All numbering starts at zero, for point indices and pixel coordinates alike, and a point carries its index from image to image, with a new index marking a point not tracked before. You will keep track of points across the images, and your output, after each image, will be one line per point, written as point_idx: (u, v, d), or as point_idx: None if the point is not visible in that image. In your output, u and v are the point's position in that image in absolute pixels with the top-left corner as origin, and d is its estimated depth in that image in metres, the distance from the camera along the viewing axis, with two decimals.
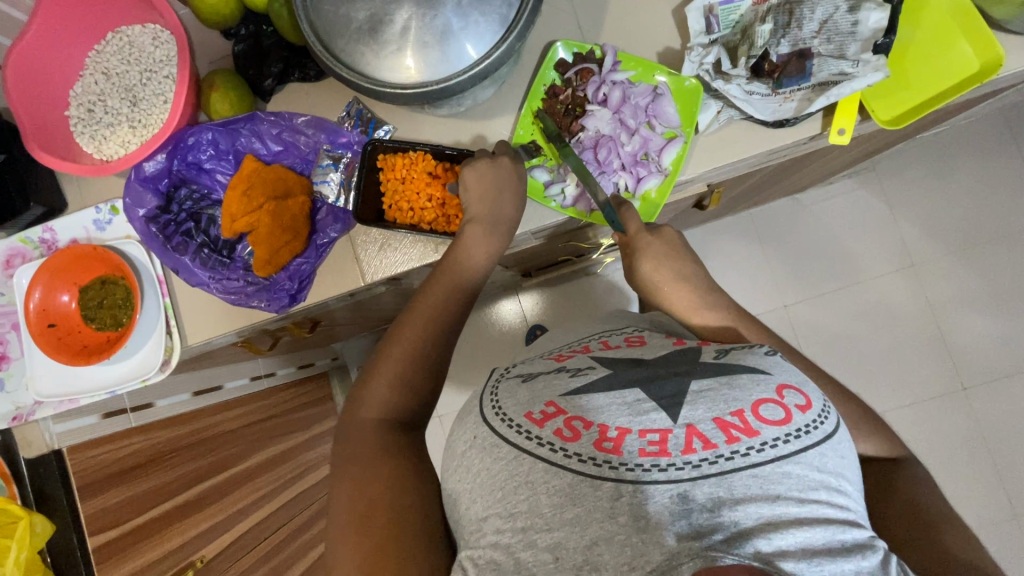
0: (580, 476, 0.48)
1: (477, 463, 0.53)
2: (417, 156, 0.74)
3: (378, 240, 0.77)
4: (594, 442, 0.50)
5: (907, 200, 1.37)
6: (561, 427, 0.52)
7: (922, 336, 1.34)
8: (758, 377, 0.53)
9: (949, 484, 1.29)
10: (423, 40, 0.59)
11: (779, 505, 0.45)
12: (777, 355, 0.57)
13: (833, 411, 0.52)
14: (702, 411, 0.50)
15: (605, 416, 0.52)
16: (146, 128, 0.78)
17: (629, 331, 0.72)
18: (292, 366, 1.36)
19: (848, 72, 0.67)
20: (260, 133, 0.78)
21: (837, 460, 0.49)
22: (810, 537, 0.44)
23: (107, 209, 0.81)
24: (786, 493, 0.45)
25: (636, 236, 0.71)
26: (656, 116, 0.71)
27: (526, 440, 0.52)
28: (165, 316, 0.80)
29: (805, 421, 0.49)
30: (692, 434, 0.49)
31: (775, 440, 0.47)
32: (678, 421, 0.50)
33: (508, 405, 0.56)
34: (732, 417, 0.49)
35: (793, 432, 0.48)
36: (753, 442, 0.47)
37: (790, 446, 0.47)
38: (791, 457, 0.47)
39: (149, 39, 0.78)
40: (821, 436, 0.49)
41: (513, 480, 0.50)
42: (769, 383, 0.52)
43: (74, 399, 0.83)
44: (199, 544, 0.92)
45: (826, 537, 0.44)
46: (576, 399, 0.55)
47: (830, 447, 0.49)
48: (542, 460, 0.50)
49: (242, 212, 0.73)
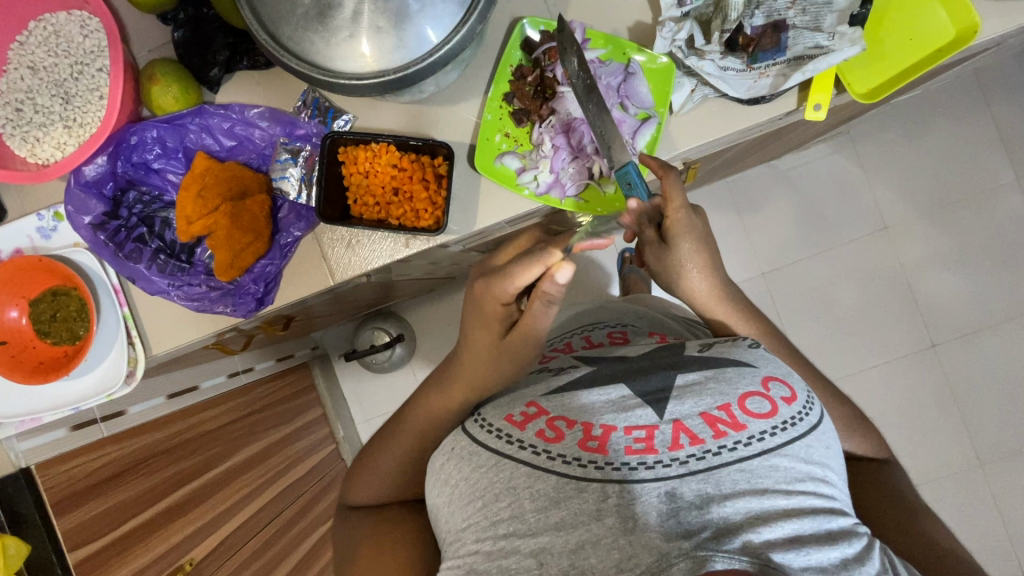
0: (565, 478, 0.48)
1: (455, 474, 0.52)
2: (380, 147, 0.70)
3: (345, 239, 0.73)
4: (578, 442, 0.49)
5: (880, 163, 1.38)
6: (542, 428, 0.51)
7: (894, 297, 1.37)
8: (744, 370, 0.53)
9: (915, 437, 1.35)
10: (377, 25, 0.54)
11: (767, 498, 0.45)
12: (760, 347, 0.58)
13: (816, 401, 0.53)
14: (688, 406, 0.50)
15: (589, 415, 0.51)
16: (82, 127, 0.71)
17: (611, 326, 0.74)
18: (271, 359, 1.32)
19: (824, 46, 0.65)
20: (211, 127, 0.73)
21: (822, 450, 0.49)
22: (797, 528, 0.45)
23: (50, 216, 0.76)
24: (774, 486, 0.46)
25: (679, 214, 0.63)
26: (628, 97, 0.68)
27: (506, 445, 0.51)
28: (125, 325, 0.76)
29: (791, 413, 0.50)
30: (678, 429, 0.49)
31: (762, 433, 0.48)
32: (665, 417, 0.50)
33: (488, 411, 0.55)
34: (719, 411, 0.49)
35: (780, 424, 0.49)
36: (741, 436, 0.48)
37: (777, 438, 0.48)
38: (777, 449, 0.47)
39: (77, 27, 0.71)
40: (809, 426, 0.50)
41: (493, 487, 0.50)
42: (755, 375, 0.52)
43: (37, 416, 0.81)
44: (189, 546, 0.90)
45: (813, 528, 0.45)
46: (561, 398, 0.54)
47: (815, 438, 0.49)
48: (525, 464, 0.49)
49: (198, 214, 0.68)
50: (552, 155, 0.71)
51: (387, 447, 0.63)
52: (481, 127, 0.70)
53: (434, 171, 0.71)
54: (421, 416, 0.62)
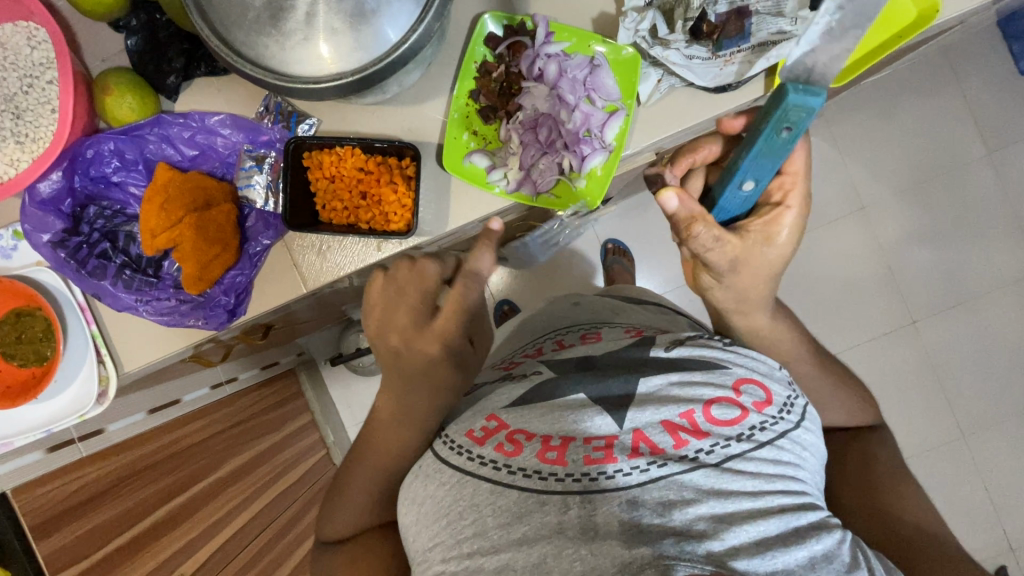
0: (527, 491, 0.50)
1: (421, 492, 0.54)
2: (345, 151, 0.69)
3: (315, 246, 0.72)
4: (538, 454, 0.52)
5: (856, 144, 1.39)
6: (501, 443, 0.53)
7: (871, 276, 1.38)
8: (714, 376, 0.56)
9: (899, 413, 1.36)
10: (332, 26, 0.53)
11: (734, 501, 0.47)
12: (734, 345, 0.60)
13: (794, 405, 0.55)
14: (648, 417, 0.53)
15: (546, 427, 0.54)
16: (36, 142, 0.69)
17: (585, 327, 0.72)
18: (256, 368, 1.31)
19: (786, 31, 0.65)
20: (170, 137, 0.71)
21: (793, 451, 0.52)
22: (763, 530, 0.46)
23: (9, 234, 0.73)
24: (739, 490, 0.48)
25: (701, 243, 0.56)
26: (595, 89, 0.67)
27: (468, 461, 0.53)
28: (94, 344, 0.74)
29: (762, 419, 0.52)
30: (639, 439, 0.52)
31: (727, 440, 0.51)
32: (625, 427, 0.53)
33: (450, 428, 0.58)
34: (682, 419, 0.52)
35: (745, 431, 0.51)
36: (702, 444, 0.50)
37: (744, 445, 0.51)
38: (744, 455, 0.50)
39: (24, 39, 0.69)
40: (777, 432, 0.52)
41: (457, 505, 0.51)
42: (728, 382, 0.55)
43: (8, 441, 0.79)
44: (176, 562, 0.89)
45: (780, 527, 0.47)
46: (520, 410, 0.56)
47: (786, 442, 0.52)
48: (487, 479, 0.51)
49: (162, 227, 0.67)
50: (521, 151, 0.70)
51: (354, 471, 0.62)
52: (448, 125, 0.69)
53: (402, 172, 0.70)
54: None
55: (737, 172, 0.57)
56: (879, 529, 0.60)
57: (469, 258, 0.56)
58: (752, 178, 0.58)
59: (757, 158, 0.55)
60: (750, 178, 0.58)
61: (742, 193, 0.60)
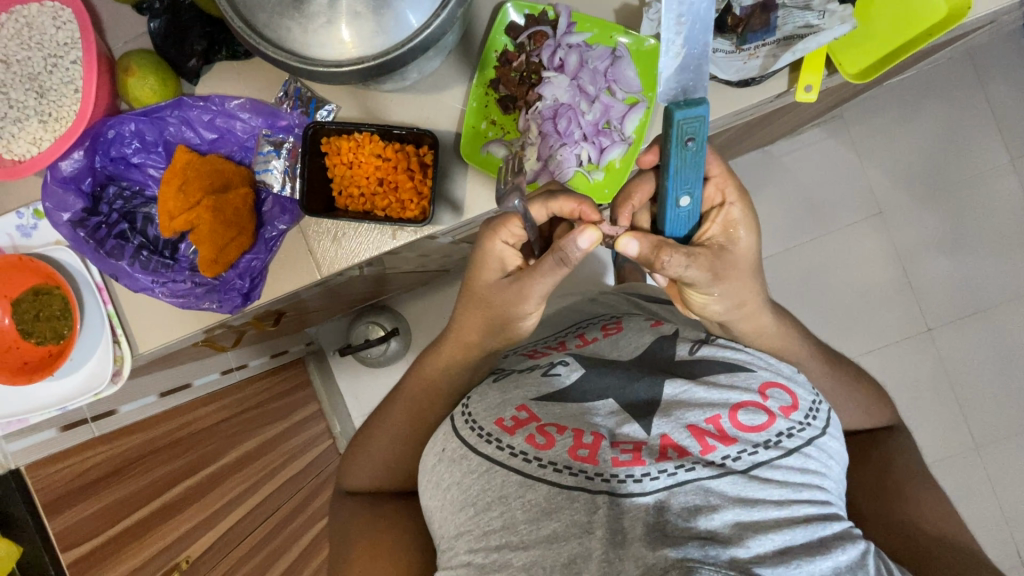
0: (556, 487, 0.49)
1: (446, 477, 0.54)
2: (363, 138, 0.69)
3: (331, 232, 0.72)
4: (569, 450, 0.51)
5: (874, 147, 1.37)
6: (533, 434, 0.53)
7: (888, 282, 1.36)
8: (743, 379, 0.55)
9: (912, 421, 1.35)
10: (355, 10, 0.53)
11: (758, 510, 0.47)
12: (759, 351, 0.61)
13: (819, 412, 0.55)
14: (678, 419, 0.52)
15: (579, 423, 0.54)
16: (58, 121, 0.70)
17: (607, 319, 0.70)
18: (264, 355, 1.30)
19: (814, 24, 0.64)
20: (190, 120, 0.72)
21: (819, 460, 0.52)
22: (788, 539, 0.46)
23: (30, 213, 0.74)
24: (766, 498, 0.47)
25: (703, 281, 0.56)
26: (616, 81, 0.67)
27: (497, 451, 0.52)
28: (109, 324, 0.75)
29: (788, 425, 0.52)
30: (667, 444, 0.50)
31: (754, 446, 0.50)
32: (653, 433, 0.52)
33: (478, 412, 0.56)
34: (708, 424, 0.51)
35: (772, 437, 0.51)
36: (730, 450, 0.50)
37: (770, 452, 0.50)
38: (770, 462, 0.49)
39: (49, 19, 0.70)
40: (803, 439, 0.51)
41: (485, 496, 0.51)
42: (755, 386, 0.54)
43: (24, 418, 0.80)
44: (185, 544, 0.90)
45: (805, 537, 0.46)
46: (552, 406, 0.56)
47: (811, 450, 0.51)
48: (516, 472, 0.51)
49: (179, 209, 0.67)
50: (539, 141, 0.69)
51: (379, 432, 0.67)
52: (467, 114, 0.69)
53: (419, 160, 0.70)
54: (410, 410, 0.66)
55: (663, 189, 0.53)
56: (899, 537, 0.59)
57: (568, 238, 0.51)
58: (685, 192, 0.53)
59: (676, 174, 0.52)
60: (684, 192, 0.53)
61: (682, 211, 0.55)
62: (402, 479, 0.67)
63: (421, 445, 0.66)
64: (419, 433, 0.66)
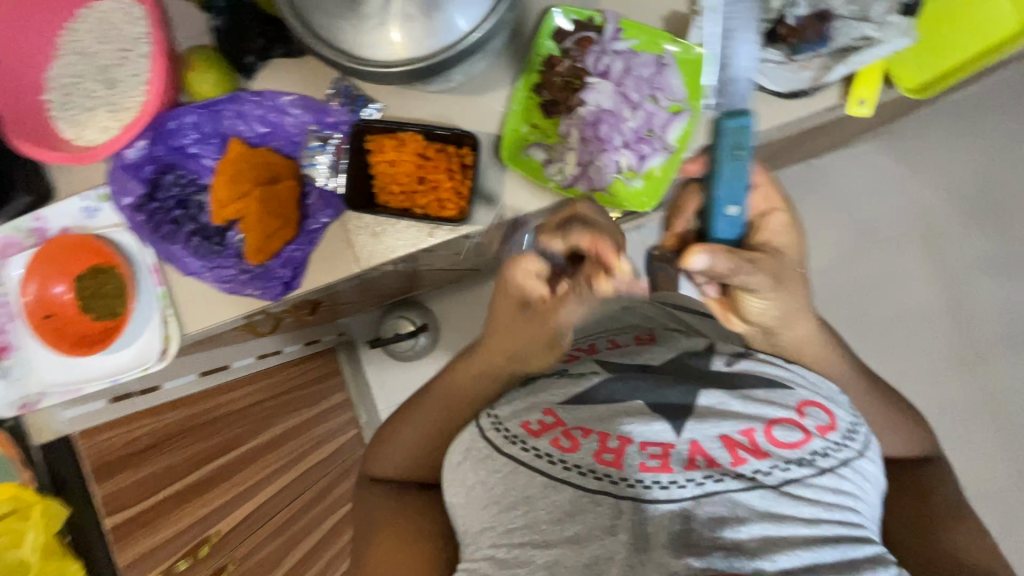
0: (581, 491, 0.50)
1: (471, 475, 0.55)
2: (407, 137, 0.70)
3: (370, 227, 0.74)
4: (594, 454, 0.51)
5: (929, 164, 1.31)
6: (558, 437, 0.53)
7: (938, 305, 1.30)
8: (779, 396, 0.54)
9: (959, 455, 1.26)
10: (408, 12, 0.55)
11: (787, 526, 0.47)
12: (794, 362, 0.59)
13: (857, 432, 0.53)
14: (710, 428, 0.51)
15: (606, 425, 0.53)
16: (125, 111, 0.74)
17: (638, 330, 0.71)
18: (298, 343, 1.33)
19: (871, 37, 0.63)
20: (245, 113, 0.75)
21: (854, 481, 0.51)
22: (815, 556, 0.46)
23: (94, 196, 0.79)
24: (795, 514, 0.47)
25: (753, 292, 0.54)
26: (660, 89, 0.67)
27: (522, 451, 0.53)
28: (161, 305, 0.79)
29: (823, 444, 0.51)
30: (695, 451, 0.50)
31: (786, 462, 0.49)
32: (683, 436, 0.51)
33: (504, 414, 0.57)
34: (741, 436, 0.51)
35: (805, 456, 0.50)
36: (761, 464, 0.49)
37: (803, 469, 0.49)
38: (802, 479, 0.49)
39: (123, 15, 0.74)
40: (838, 460, 0.50)
41: (510, 495, 0.52)
42: (790, 402, 0.53)
43: (79, 388, 0.82)
44: (215, 518, 0.95)
45: (834, 556, 0.46)
46: (579, 408, 0.55)
47: (845, 471, 0.50)
48: (541, 473, 0.51)
49: (230, 199, 0.71)
50: (579, 147, 0.69)
51: (400, 430, 0.69)
52: (509, 117, 0.70)
53: (460, 161, 0.71)
54: (438, 407, 0.67)
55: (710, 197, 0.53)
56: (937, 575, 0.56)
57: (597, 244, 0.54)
58: (731, 201, 0.53)
59: (723, 182, 0.52)
60: (732, 202, 0.53)
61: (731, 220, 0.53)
62: (427, 472, 0.68)
63: (447, 440, 0.67)
64: (446, 430, 0.67)
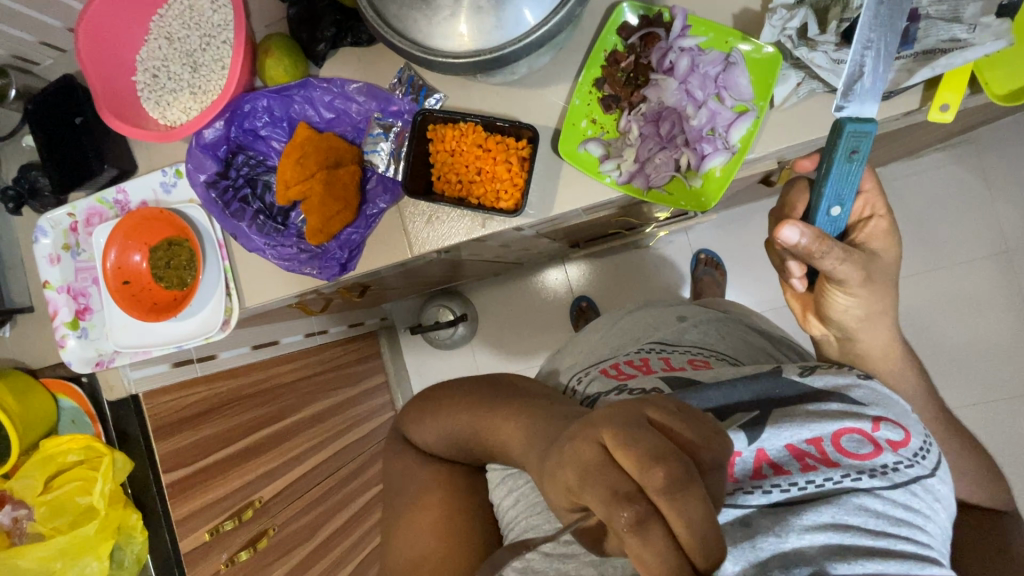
0: None
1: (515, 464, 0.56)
2: (468, 128, 0.72)
3: (425, 214, 0.76)
4: None
5: (1009, 178, 1.22)
6: None
7: (1008, 330, 1.22)
8: (852, 409, 0.52)
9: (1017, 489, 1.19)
10: (478, 4, 0.55)
11: (852, 535, 0.44)
12: (870, 379, 0.56)
13: (931, 451, 0.50)
14: (779, 437, 0.51)
15: None
16: (205, 94, 0.79)
17: (692, 351, 0.70)
18: (343, 325, 1.37)
19: (961, 39, 0.59)
20: (313, 99, 0.78)
21: (927, 501, 0.48)
22: (882, 569, 0.42)
23: (172, 172, 0.85)
24: (861, 525, 0.45)
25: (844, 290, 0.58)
26: (726, 88, 0.65)
27: None
28: (225, 278, 0.84)
29: (895, 459, 0.48)
30: (761, 459, 0.50)
31: (856, 473, 0.47)
32: (751, 445, 0.51)
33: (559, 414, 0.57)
34: (808, 445, 0.50)
35: (873, 469, 0.47)
36: (832, 473, 0.48)
37: (873, 481, 0.47)
38: (871, 490, 0.46)
39: (208, 3, 0.79)
40: (910, 476, 0.48)
41: None
42: (863, 416, 0.51)
43: (147, 350, 0.86)
44: (259, 485, 0.99)
45: (902, 572, 0.43)
46: None
47: (918, 490, 0.48)
48: None
49: (296, 179, 0.73)
50: (638, 143, 0.69)
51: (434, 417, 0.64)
52: (569, 111, 0.70)
53: (517, 153, 0.71)
54: None
55: (818, 196, 0.55)
56: None
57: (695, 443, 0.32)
58: (836, 201, 0.56)
59: (836, 183, 0.54)
60: (837, 202, 0.55)
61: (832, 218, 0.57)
62: None
63: None
64: None
